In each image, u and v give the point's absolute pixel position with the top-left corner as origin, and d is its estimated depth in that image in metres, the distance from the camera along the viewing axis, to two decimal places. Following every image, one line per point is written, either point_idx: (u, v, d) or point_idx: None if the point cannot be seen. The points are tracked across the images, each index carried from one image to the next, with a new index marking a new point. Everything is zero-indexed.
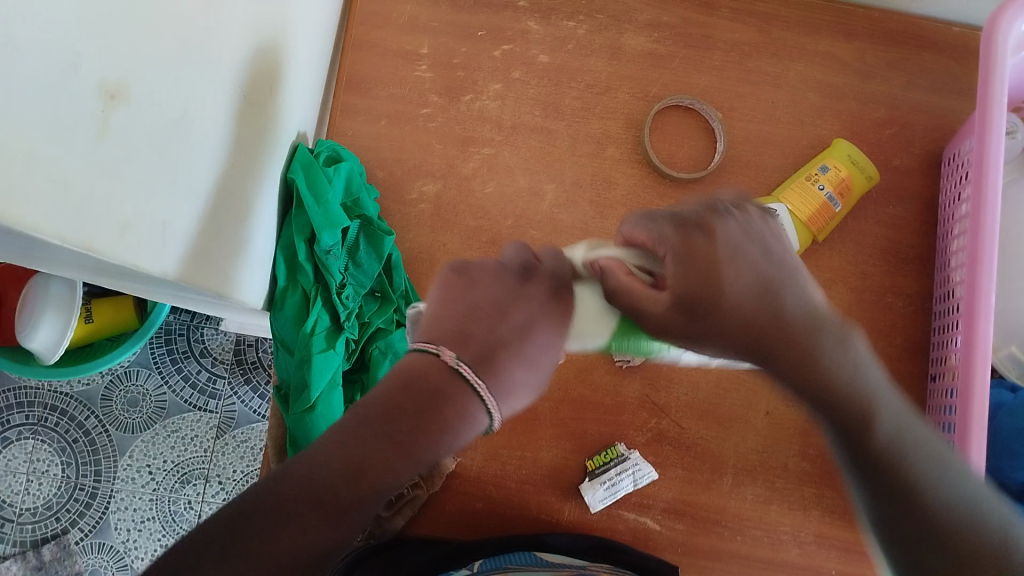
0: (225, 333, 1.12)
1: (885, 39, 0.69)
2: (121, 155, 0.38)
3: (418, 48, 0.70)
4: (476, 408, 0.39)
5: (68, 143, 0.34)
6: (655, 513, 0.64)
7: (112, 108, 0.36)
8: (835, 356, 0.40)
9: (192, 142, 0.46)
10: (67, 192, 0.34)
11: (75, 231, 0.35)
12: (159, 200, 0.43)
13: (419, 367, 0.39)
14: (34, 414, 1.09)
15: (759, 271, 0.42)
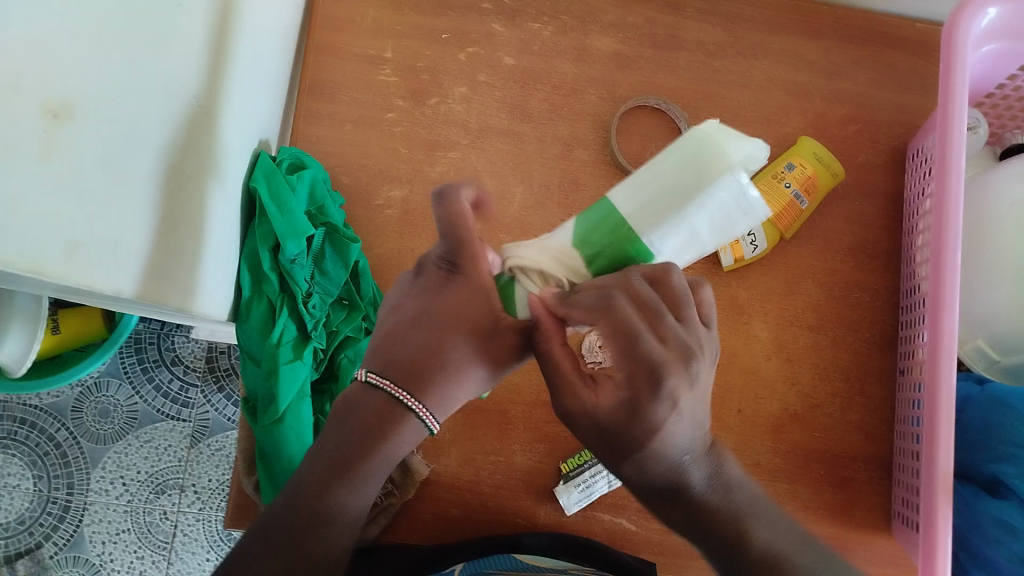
0: (197, 341, 1.11)
1: (848, 36, 0.70)
2: (70, 174, 0.37)
3: (382, 53, 0.69)
4: (408, 419, 0.43)
5: (16, 163, 0.33)
6: (629, 513, 0.64)
7: (58, 127, 0.36)
8: (700, 483, 0.40)
9: (142, 158, 0.45)
10: (11, 213, 0.33)
11: (24, 254, 0.34)
12: (115, 217, 0.42)
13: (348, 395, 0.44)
14: (4, 428, 1.08)
15: (679, 441, 0.39)
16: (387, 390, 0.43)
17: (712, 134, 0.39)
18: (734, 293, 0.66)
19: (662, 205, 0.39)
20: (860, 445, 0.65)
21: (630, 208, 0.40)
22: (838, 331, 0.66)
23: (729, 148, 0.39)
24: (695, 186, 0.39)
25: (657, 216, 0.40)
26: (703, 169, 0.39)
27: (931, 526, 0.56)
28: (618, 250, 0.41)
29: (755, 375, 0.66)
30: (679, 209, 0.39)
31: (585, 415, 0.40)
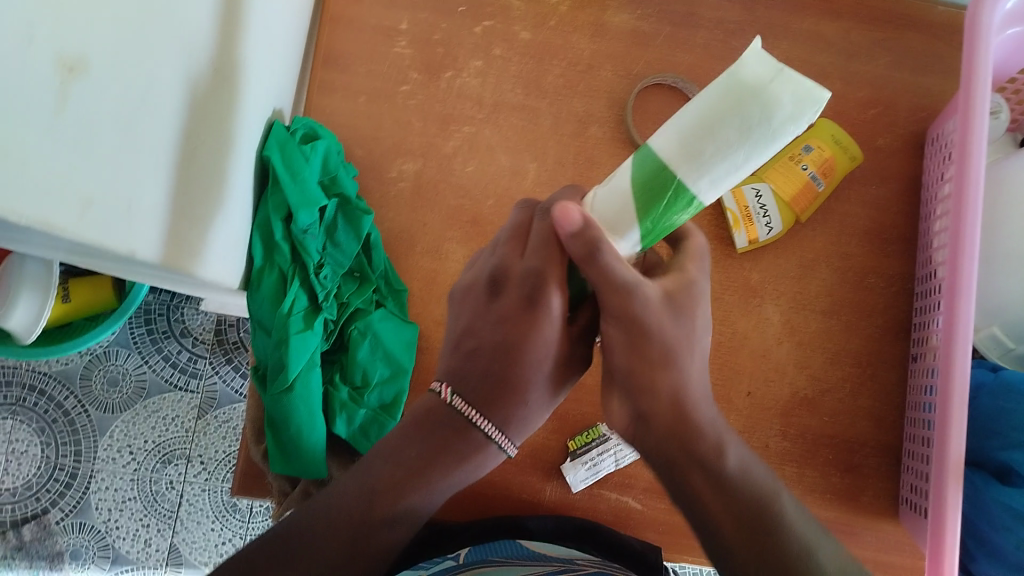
0: (206, 313, 1.11)
1: (870, 18, 0.69)
2: (83, 131, 0.37)
3: (397, 24, 0.69)
4: (487, 447, 0.45)
5: (28, 117, 0.33)
6: (636, 492, 0.64)
7: (70, 81, 0.35)
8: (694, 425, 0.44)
9: (156, 117, 0.44)
10: (24, 168, 0.33)
11: (35, 209, 0.34)
12: (126, 175, 0.41)
13: (430, 412, 0.45)
14: (12, 394, 1.08)
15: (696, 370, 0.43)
16: (467, 414, 0.44)
17: (764, 75, 0.33)
18: (747, 276, 0.66)
19: (708, 149, 0.34)
20: (869, 430, 0.65)
21: (670, 150, 0.35)
22: (850, 316, 0.66)
23: (794, 87, 0.32)
24: (749, 129, 0.33)
25: (703, 163, 0.35)
26: (761, 111, 0.33)
27: (940, 512, 0.56)
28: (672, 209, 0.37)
29: (766, 358, 0.65)
30: (727, 154, 0.34)
31: (646, 294, 0.41)
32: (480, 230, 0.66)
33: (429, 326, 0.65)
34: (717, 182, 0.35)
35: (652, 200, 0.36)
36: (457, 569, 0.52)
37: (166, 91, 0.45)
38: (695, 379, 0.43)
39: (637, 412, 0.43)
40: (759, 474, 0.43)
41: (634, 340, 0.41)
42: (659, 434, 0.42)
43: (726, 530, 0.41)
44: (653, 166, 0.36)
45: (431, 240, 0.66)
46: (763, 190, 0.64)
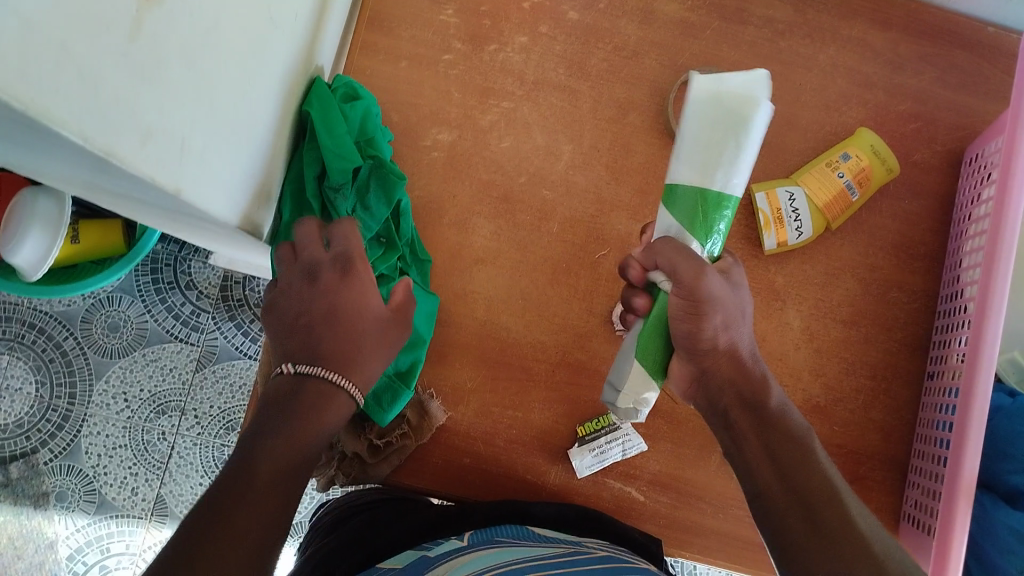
0: (213, 268, 1.10)
1: (919, 32, 0.68)
2: (153, 62, 0.34)
3: None
4: (339, 397, 0.48)
5: (96, 35, 0.29)
6: (640, 485, 0.64)
7: (146, 9, 0.32)
8: (775, 394, 0.48)
9: (224, 61, 0.42)
10: (95, 94, 0.30)
11: (103, 141, 0.31)
12: (190, 116, 0.38)
13: (285, 385, 0.47)
14: (12, 330, 1.08)
15: (740, 349, 0.48)
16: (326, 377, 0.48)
17: (717, 90, 0.48)
18: (771, 279, 0.66)
19: (720, 155, 0.47)
20: (878, 444, 0.65)
21: (695, 176, 0.48)
22: (869, 327, 0.66)
23: (746, 87, 0.48)
24: (733, 127, 0.47)
25: (718, 167, 0.48)
26: (734, 108, 0.47)
27: (946, 530, 0.56)
28: (718, 203, 0.48)
29: (782, 362, 0.65)
30: (732, 151, 0.47)
31: (710, 273, 0.46)
32: (510, 207, 0.66)
33: (449, 299, 0.65)
34: (735, 173, 0.48)
35: (702, 210, 0.48)
36: (461, 550, 0.53)
37: (233, 28, 0.42)
38: (745, 341, 0.49)
39: (696, 369, 0.48)
40: (797, 417, 0.48)
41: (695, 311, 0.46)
42: (719, 386, 0.48)
43: (768, 480, 0.46)
44: (685, 191, 0.48)
45: (459, 212, 0.66)
46: (797, 194, 0.64)
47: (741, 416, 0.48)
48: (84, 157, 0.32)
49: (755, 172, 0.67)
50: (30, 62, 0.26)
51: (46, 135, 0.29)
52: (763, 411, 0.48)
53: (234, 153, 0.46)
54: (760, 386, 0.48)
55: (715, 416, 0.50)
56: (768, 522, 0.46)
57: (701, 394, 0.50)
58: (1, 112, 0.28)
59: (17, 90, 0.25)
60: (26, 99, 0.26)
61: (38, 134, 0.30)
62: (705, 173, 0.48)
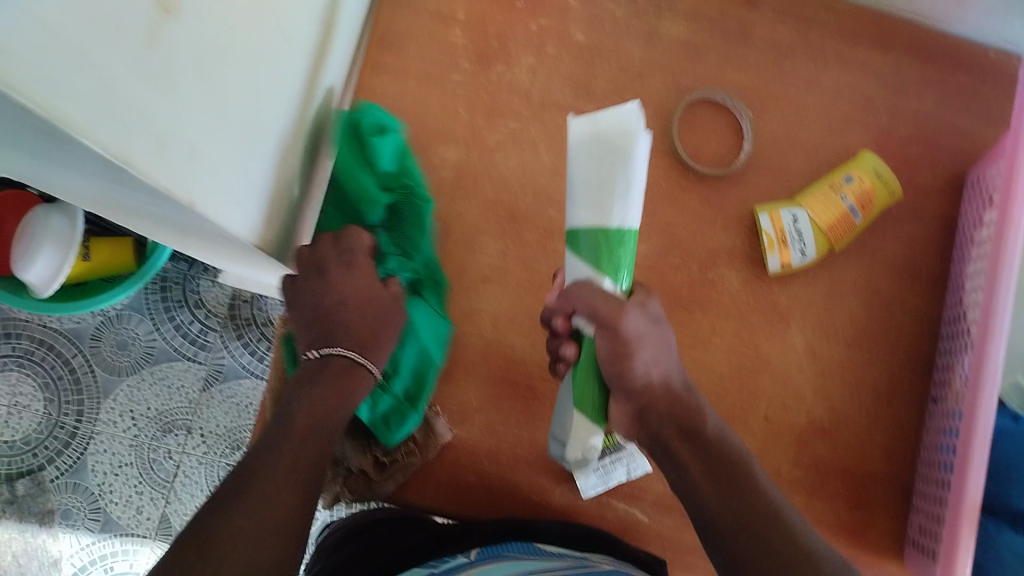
0: (221, 287, 1.11)
1: (922, 56, 0.69)
2: (168, 75, 0.35)
3: (454, 14, 0.69)
4: (360, 375, 0.57)
5: (113, 46, 0.30)
6: (644, 505, 0.64)
7: (162, 23, 0.33)
8: (712, 422, 0.53)
9: (237, 77, 0.43)
10: (112, 103, 0.31)
11: (119, 150, 0.32)
12: (203, 129, 0.39)
13: (310, 369, 0.56)
14: (21, 347, 1.08)
15: (674, 379, 0.53)
16: (346, 356, 0.57)
17: (593, 129, 0.47)
18: (775, 300, 0.66)
19: (612, 193, 0.47)
20: (882, 466, 0.64)
21: (592, 218, 0.48)
22: (873, 350, 0.66)
23: (622, 118, 0.46)
24: (618, 163, 0.47)
25: (613, 205, 0.47)
26: (615, 145, 0.46)
27: (951, 554, 0.56)
28: (619, 239, 0.48)
29: (786, 383, 0.65)
30: (623, 189, 0.47)
31: (629, 313, 0.50)
32: (516, 226, 0.67)
33: (455, 317, 0.66)
34: (630, 205, 0.47)
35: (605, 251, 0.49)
36: (467, 565, 0.55)
37: (246, 46, 0.43)
38: (674, 372, 0.54)
39: (634, 407, 0.52)
40: (735, 441, 0.52)
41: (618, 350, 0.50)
42: (658, 421, 0.52)
43: (711, 502, 0.49)
44: (587, 236, 0.48)
45: (466, 231, 0.67)
46: (800, 216, 0.65)
47: (680, 448, 0.52)
48: (100, 165, 0.33)
49: (759, 194, 0.67)
50: (48, 67, 0.27)
51: (64, 143, 0.30)
52: (700, 437, 0.52)
53: (246, 169, 0.47)
54: (694, 412, 0.53)
55: (658, 451, 0.53)
56: (721, 551, 0.48)
57: (639, 430, 0.53)
58: (20, 121, 0.29)
59: (36, 96, 0.26)
60: (44, 104, 0.27)
61: (57, 143, 0.31)
62: (598, 212, 0.48)
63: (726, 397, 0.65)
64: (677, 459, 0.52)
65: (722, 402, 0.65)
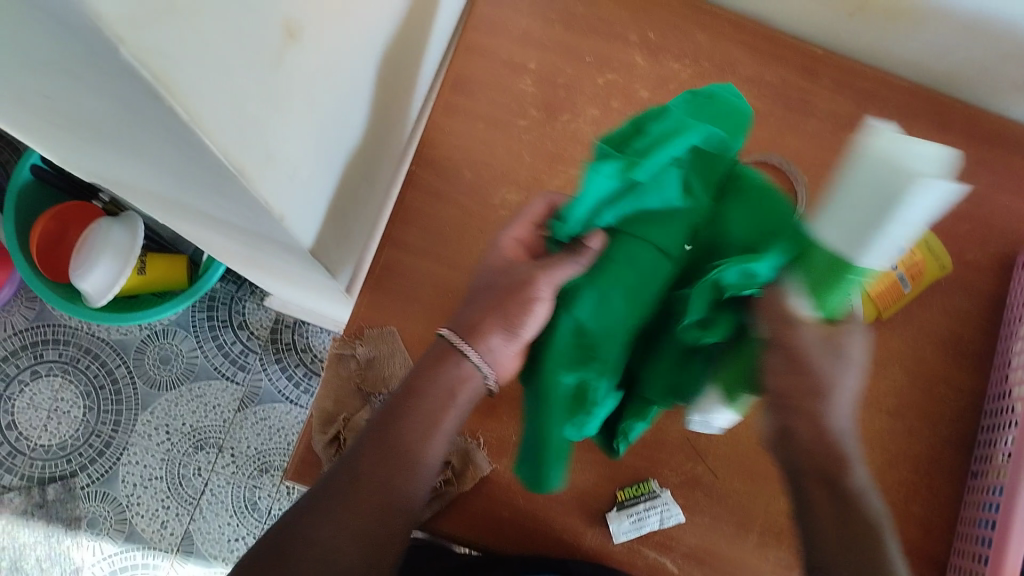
0: (266, 311, 1.14)
1: (978, 137, 0.70)
2: (286, 94, 0.37)
3: (525, 63, 0.72)
4: (473, 375, 0.51)
5: (251, 64, 0.33)
6: (675, 556, 0.64)
7: (289, 46, 0.36)
8: (857, 473, 0.48)
9: (333, 103, 0.45)
10: (241, 113, 0.33)
11: (238, 158, 0.34)
12: (302, 148, 0.42)
13: (435, 354, 0.52)
14: (68, 354, 1.11)
15: (840, 419, 0.47)
16: (450, 339, 0.51)
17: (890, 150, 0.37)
18: None
19: (864, 232, 0.40)
20: (918, 539, 0.64)
21: (837, 241, 0.42)
22: (917, 422, 0.66)
23: (919, 160, 0.37)
24: (887, 202, 0.38)
25: (861, 248, 0.41)
26: (892, 184, 0.37)
27: None
28: (845, 270, 0.43)
29: None
30: (878, 228, 0.40)
31: (804, 330, 0.46)
32: None
33: None
34: (867, 249, 0.41)
35: (824, 276, 0.45)
36: None
37: (345, 78, 0.46)
38: (840, 413, 0.47)
39: (783, 428, 0.49)
40: (875, 504, 0.48)
41: (794, 368, 0.46)
42: (802, 455, 0.48)
43: (832, 551, 0.48)
44: (819, 256, 0.44)
45: None
46: None
47: (815, 491, 0.49)
48: (215, 173, 0.36)
49: None
50: (200, 73, 0.29)
51: (191, 148, 0.33)
52: (839, 489, 0.48)
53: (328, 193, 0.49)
54: (841, 463, 0.48)
55: (791, 476, 0.50)
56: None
57: (783, 454, 0.50)
58: (158, 122, 0.31)
59: (182, 99, 0.28)
60: (189, 106, 0.29)
61: (183, 148, 0.33)
62: (849, 235, 0.41)
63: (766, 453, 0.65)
64: (812, 501, 0.49)
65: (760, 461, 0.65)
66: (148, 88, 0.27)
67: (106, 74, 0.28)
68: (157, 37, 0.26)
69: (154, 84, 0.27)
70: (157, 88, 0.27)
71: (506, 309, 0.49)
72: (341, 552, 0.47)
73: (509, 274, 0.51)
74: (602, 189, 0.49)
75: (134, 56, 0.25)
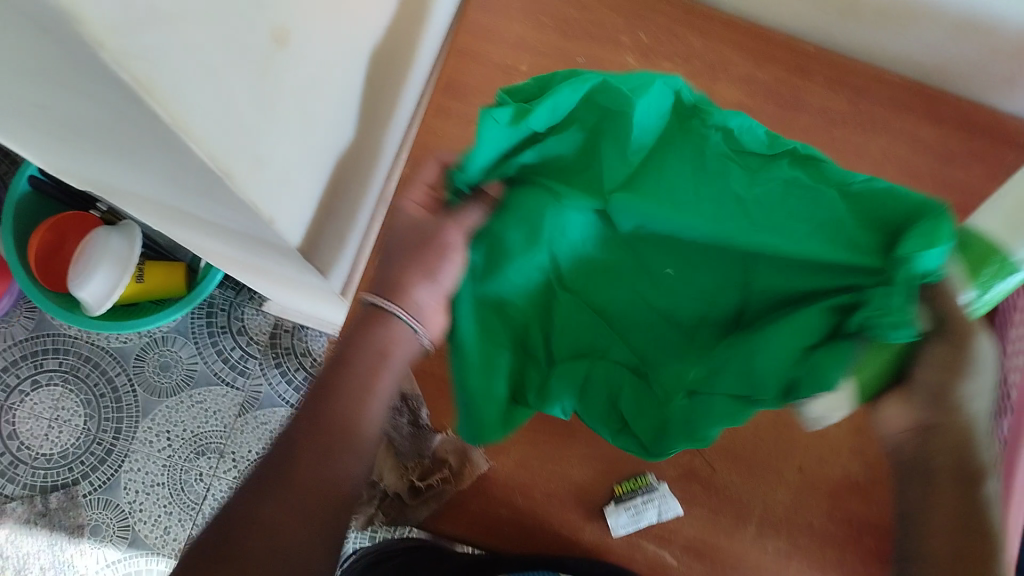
0: (265, 316, 1.14)
1: (969, 130, 0.71)
2: (273, 99, 0.38)
3: (518, 65, 0.72)
4: (398, 330, 0.53)
5: (236, 68, 0.33)
6: (674, 549, 0.65)
7: (275, 52, 0.37)
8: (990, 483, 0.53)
9: (320, 107, 0.46)
10: (228, 118, 0.34)
11: (225, 161, 0.34)
12: (291, 151, 0.42)
13: (365, 319, 0.54)
14: (67, 362, 1.12)
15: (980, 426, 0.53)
16: (376, 302, 0.54)
17: None
18: None
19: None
20: None
21: (993, 226, 0.53)
22: None
23: None
24: None
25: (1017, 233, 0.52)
26: None
27: None
28: (993, 250, 0.52)
29: (822, 437, 0.66)
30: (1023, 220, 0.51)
31: (982, 344, 0.51)
32: None
33: None
34: None
35: (978, 260, 0.52)
36: None
37: (331, 82, 0.47)
38: (980, 419, 0.53)
39: (925, 427, 0.53)
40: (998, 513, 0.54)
41: (964, 372, 0.50)
42: (935, 454, 0.53)
43: (937, 541, 0.54)
44: (975, 240, 0.53)
45: None
46: None
47: (948, 490, 0.53)
48: (203, 178, 0.36)
49: None
50: (184, 78, 0.30)
51: (178, 152, 0.33)
52: (973, 492, 0.52)
53: (318, 195, 0.50)
54: (976, 470, 0.52)
55: (919, 475, 0.55)
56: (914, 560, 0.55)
57: (913, 450, 0.55)
58: (145, 128, 0.32)
59: (167, 104, 0.29)
60: (174, 111, 0.30)
61: (171, 153, 0.34)
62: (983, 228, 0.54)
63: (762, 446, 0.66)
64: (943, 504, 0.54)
65: (756, 453, 0.66)
66: (131, 92, 0.27)
67: (92, 80, 0.28)
68: (140, 43, 0.27)
69: (137, 89, 0.27)
70: (140, 93, 0.28)
71: (423, 260, 0.53)
72: (289, 532, 0.48)
73: (420, 231, 0.54)
74: (500, 134, 0.50)
75: (115, 61, 0.26)
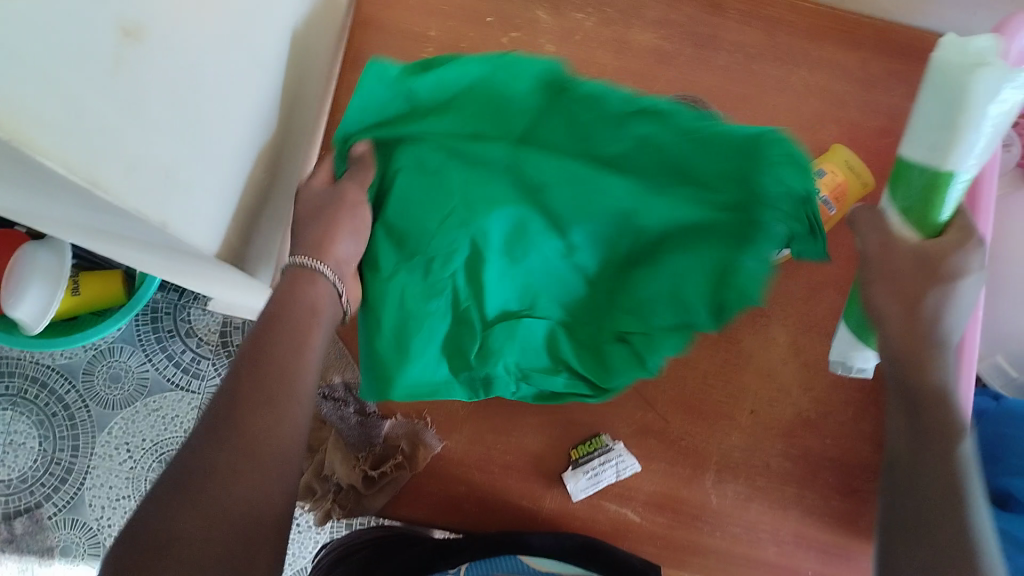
0: (212, 315, 1.10)
1: (888, 51, 0.70)
2: (139, 97, 0.36)
3: (425, 31, 0.70)
4: (321, 284, 0.54)
5: (79, 69, 0.31)
6: (636, 504, 0.65)
7: (129, 47, 0.34)
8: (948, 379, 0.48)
9: (209, 98, 0.43)
10: (81, 125, 0.32)
11: (87, 170, 0.32)
12: (178, 148, 0.40)
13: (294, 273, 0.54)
14: (15, 386, 1.09)
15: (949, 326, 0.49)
16: (298, 261, 0.54)
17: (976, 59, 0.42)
18: None
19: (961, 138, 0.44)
20: (873, 455, 0.65)
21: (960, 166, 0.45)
22: None
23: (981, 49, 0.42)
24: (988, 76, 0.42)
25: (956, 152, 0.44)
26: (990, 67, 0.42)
27: None
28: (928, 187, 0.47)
29: (773, 377, 0.65)
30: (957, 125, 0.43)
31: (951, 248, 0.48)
32: None
33: None
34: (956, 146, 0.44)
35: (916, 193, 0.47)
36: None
37: (220, 71, 0.44)
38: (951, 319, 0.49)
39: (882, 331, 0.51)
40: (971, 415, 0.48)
41: (917, 269, 0.48)
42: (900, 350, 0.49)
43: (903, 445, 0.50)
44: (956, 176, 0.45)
45: None
46: None
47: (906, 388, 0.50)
48: (71, 189, 0.34)
49: None
50: (13, 89, 0.27)
51: (31, 165, 0.31)
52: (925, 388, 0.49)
53: (226, 190, 0.48)
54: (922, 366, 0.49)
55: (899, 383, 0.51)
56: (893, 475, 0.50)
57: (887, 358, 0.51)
58: None
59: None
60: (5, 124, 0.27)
61: (27, 166, 0.32)
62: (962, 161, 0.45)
63: (713, 391, 0.65)
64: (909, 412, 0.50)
65: (708, 400, 0.65)
66: None
67: None
68: None
69: None
70: None
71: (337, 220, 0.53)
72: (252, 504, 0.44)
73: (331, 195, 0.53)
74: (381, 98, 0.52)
75: None
